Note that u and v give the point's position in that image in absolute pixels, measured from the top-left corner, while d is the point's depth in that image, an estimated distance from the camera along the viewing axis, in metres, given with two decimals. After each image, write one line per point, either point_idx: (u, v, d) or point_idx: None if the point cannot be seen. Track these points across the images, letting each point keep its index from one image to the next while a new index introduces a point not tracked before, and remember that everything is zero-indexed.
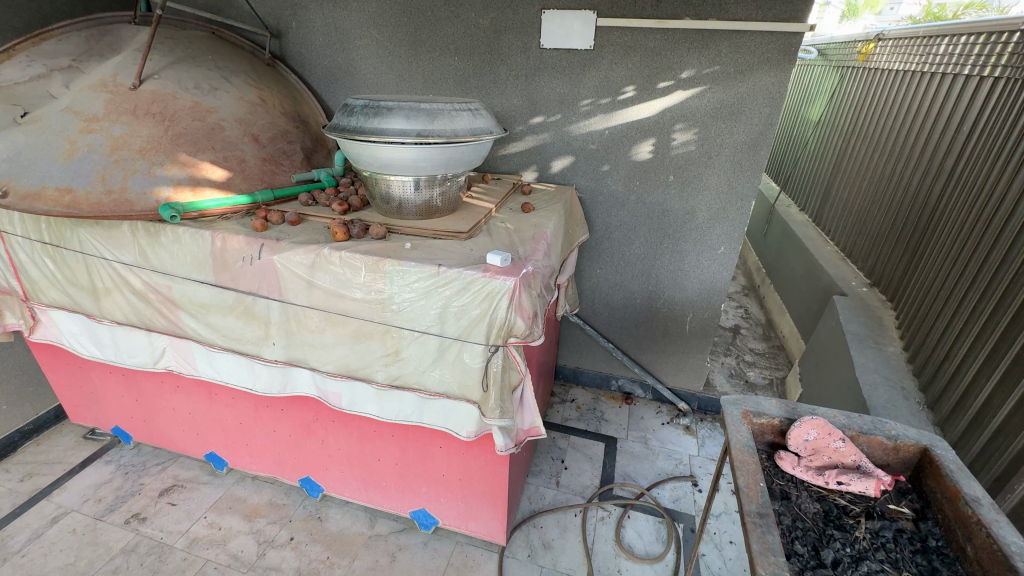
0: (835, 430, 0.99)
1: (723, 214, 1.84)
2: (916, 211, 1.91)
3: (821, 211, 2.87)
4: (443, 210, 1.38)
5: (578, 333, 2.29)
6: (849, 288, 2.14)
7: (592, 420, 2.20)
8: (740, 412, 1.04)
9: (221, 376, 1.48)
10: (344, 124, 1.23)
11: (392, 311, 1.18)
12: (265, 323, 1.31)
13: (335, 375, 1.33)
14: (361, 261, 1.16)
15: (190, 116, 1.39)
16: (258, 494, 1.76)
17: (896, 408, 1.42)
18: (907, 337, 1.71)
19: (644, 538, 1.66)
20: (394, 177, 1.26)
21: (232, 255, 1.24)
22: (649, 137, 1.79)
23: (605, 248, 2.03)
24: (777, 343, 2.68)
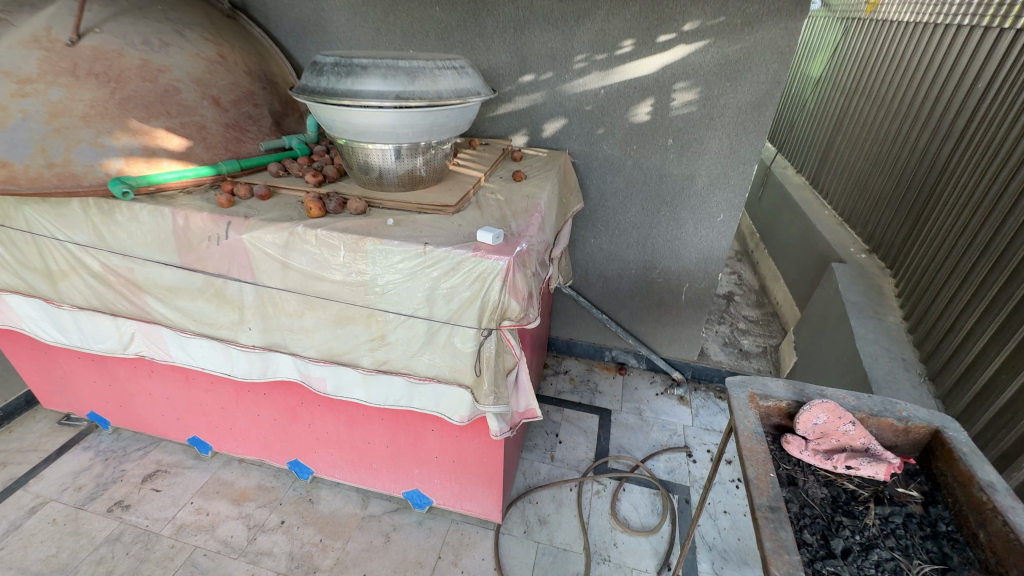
0: (846, 413, 0.95)
1: (724, 180, 1.75)
2: (922, 176, 1.83)
3: (819, 173, 2.78)
4: (428, 181, 1.27)
5: (571, 304, 2.22)
6: (848, 254, 2.09)
7: (586, 391, 2.17)
8: (747, 395, 0.99)
9: (196, 362, 1.39)
10: (314, 85, 1.10)
11: (375, 294, 1.09)
12: (239, 307, 1.22)
13: (318, 360, 1.25)
14: (339, 239, 1.06)
15: (140, 76, 1.24)
16: (245, 477, 1.71)
17: (896, 381, 1.39)
18: (908, 305, 1.67)
19: (639, 511, 1.66)
20: (372, 145, 1.14)
21: (196, 234, 1.13)
22: (648, 97, 1.67)
23: (600, 216, 1.94)
24: (770, 310, 2.65)
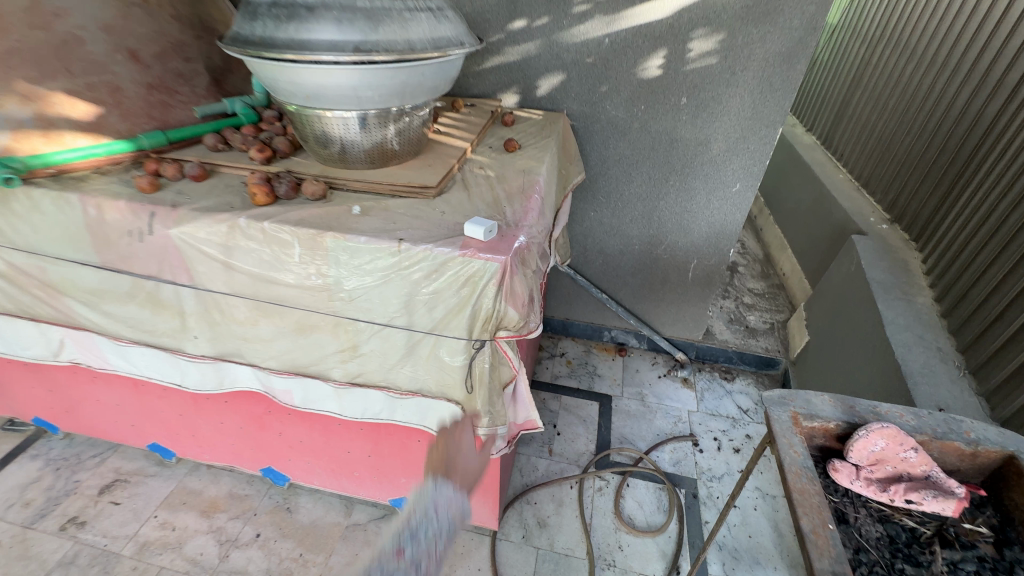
0: (907, 438, 0.80)
1: (742, 145, 1.54)
2: (959, 139, 1.62)
3: (831, 133, 2.56)
4: (403, 155, 1.04)
5: (567, 283, 2.05)
6: (868, 225, 1.92)
7: (584, 375, 2.03)
8: (789, 416, 0.84)
9: (141, 371, 1.19)
10: (248, 34, 0.86)
11: (342, 300, 0.89)
12: (179, 313, 1.01)
13: (280, 372, 1.06)
14: (292, 234, 0.85)
15: (27, 20, 0.92)
16: (215, 485, 1.56)
17: (933, 375, 1.26)
18: (942, 287, 1.51)
19: (645, 509, 1.55)
20: (330, 112, 0.91)
21: (114, 228, 0.91)
22: (660, 47, 1.43)
23: (601, 186, 1.73)
24: (777, 281, 2.50)
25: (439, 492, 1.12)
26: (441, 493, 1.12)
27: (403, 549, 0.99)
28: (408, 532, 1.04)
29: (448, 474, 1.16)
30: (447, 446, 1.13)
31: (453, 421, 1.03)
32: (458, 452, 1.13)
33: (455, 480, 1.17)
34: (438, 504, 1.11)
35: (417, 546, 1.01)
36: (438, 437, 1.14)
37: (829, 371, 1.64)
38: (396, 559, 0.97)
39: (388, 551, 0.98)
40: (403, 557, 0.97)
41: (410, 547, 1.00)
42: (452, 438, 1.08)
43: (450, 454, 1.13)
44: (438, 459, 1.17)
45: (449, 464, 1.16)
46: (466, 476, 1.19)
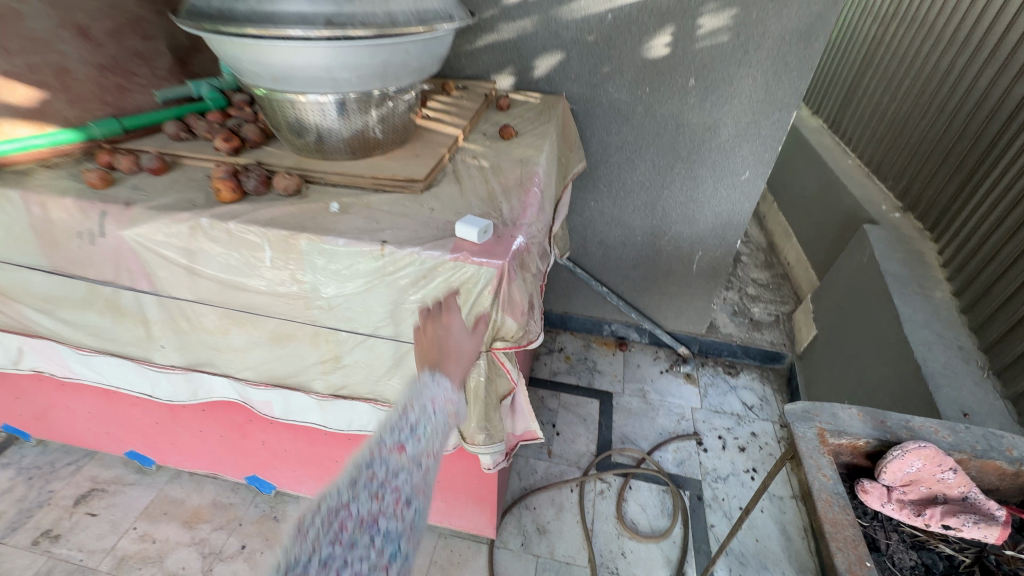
0: (946, 458, 0.73)
1: (753, 130, 1.45)
2: (979, 123, 1.52)
3: (839, 115, 2.45)
4: (388, 144, 0.94)
5: (566, 275, 1.96)
6: (880, 213, 1.84)
7: (584, 371, 1.96)
8: (815, 432, 0.77)
9: (108, 381, 1.10)
10: (205, 6, 0.75)
11: (320, 308, 0.80)
12: (143, 321, 0.92)
13: (257, 384, 0.98)
14: (261, 235, 0.75)
15: None
16: (198, 494, 1.48)
17: (956, 376, 1.19)
18: (961, 280, 1.43)
19: (648, 513, 1.49)
20: (303, 95, 0.81)
21: (62, 229, 0.81)
22: (667, 24, 1.32)
23: (602, 174, 1.63)
24: (781, 271, 2.42)
25: (435, 378, 0.66)
26: (440, 387, 0.66)
27: (403, 433, 0.59)
28: (402, 419, 0.61)
29: (444, 361, 0.69)
30: (435, 328, 0.72)
31: (435, 303, 0.75)
32: (452, 335, 0.72)
33: (452, 365, 0.70)
34: (433, 396, 0.64)
35: (420, 425, 0.61)
36: (420, 323, 0.73)
37: (840, 368, 1.57)
38: (393, 451, 0.57)
39: (374, 444, 0.57)
40: (409, 448, 0.58)
41: (406, 426, 0.60)
42: (440, 320, 0.73)
43: (441, 334, 0.71)
44: (426, 352, 0.70)
45: (442, 348, 0.71)
46: (464, 350, 0.72)
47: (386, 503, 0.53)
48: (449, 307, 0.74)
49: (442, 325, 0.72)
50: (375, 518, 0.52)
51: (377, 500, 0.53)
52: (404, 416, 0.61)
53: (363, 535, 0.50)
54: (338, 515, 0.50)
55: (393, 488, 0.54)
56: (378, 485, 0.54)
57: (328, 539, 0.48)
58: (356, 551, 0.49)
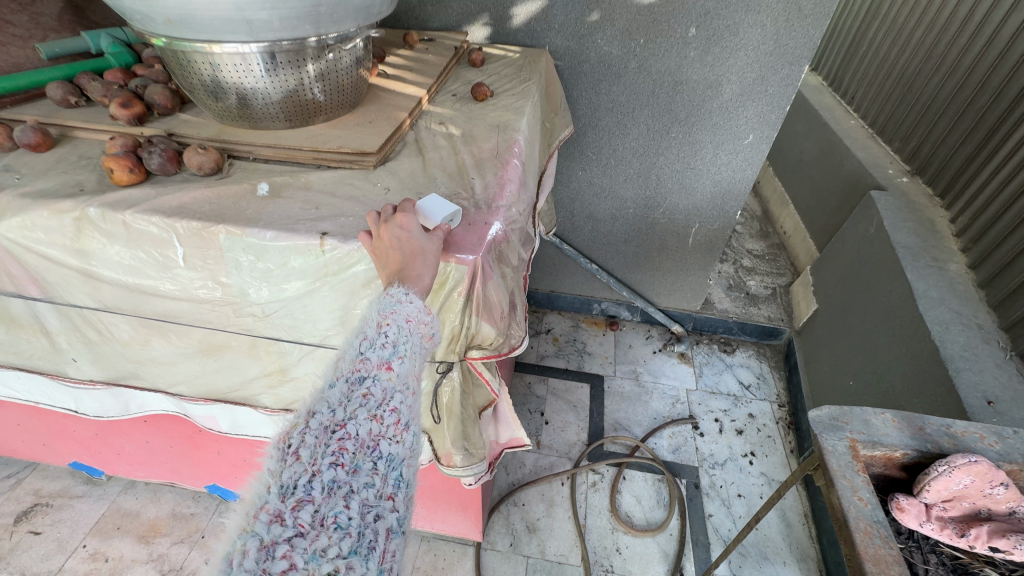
0: (998, 472, 0.63)
1: (759, 87, 1.29)
2: (1002, 76, 1.37)
3: (842, 71, 2.29)
4: (333, 108, 0.77)
5: (552, 252, 1.82)
6: (886, 178, 1.72)
7: (573, 354, 1.85)
8: (847, 444, 0.66)
9: (24, 396, 0.94)
10: None
11: (254, 316, 0.66)
12: (44, 332, 0.76)
13: (194, 399, 0.83)
14: (166, 228, 0.59)
15: None
16: (154, 505, 1.35)
17: (978, 358, 1.10)
18: (978, 251, 1.32)
19: (643, 504, 1.41)
20: (216, 45, 0.63)
21: None
22: None
23: (590, 140, 1.46)
24: (777, 241, 2.31)
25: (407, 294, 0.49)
26: (412, 303, 0.49)
27: (386, 349, 0.45)
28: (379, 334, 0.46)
29: (407, 269, 0.51)
30: (388, 231, 0.54)
31: (389, 207, 0.58)
32: (413, 237, 0.54)
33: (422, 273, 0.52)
34: (408, 315, 0.48)
35: (404, 341, 0.47)
36: (367, 233, 0.55)
37: (846, 346, 1.48)
38: (381, 368, 0.44)
39: (354, 361, 0.45)
40: (399, 365, 0.45)
41: (387, 341, 0.46)
42: (395, 222, 0.55)
43: (397, 237, 0.53)
44: (383, 262, 0.53)
45: (403, 254, 0.52)
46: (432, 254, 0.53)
47: (387, 424, 0.42)
48: (408, 208, 0.57)
49: (398, 226, 0.54)
50: (376, 441, 0.41)
51: (376, 421, 0.42)
52: (382, 331, 0.46)
53: (365, 460, 0.40)
54: (335, 434, 0.40)
55: (392, 409, 0.43)
56: (373, 405, 0.42)
57: (327, 461, 0.38)
58: (360, 477, 0.39)
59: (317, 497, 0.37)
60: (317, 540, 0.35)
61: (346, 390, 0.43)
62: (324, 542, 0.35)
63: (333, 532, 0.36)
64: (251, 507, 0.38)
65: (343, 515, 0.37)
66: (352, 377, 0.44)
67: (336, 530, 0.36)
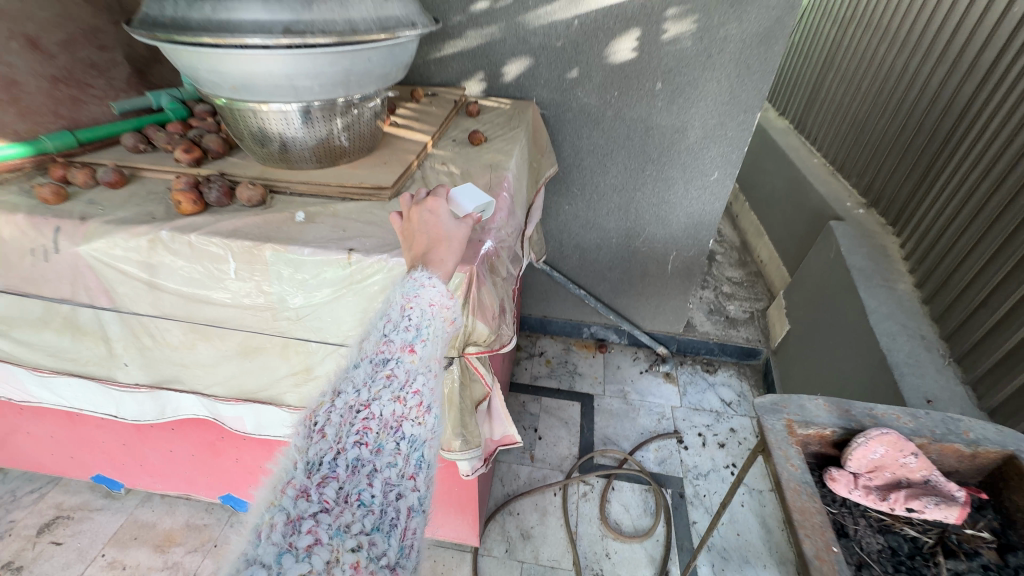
0: (907, 442, 0.75)
1: (719, 131, 1.48)
2: (934, 121, 1.57)
3: (804, 116, 2.53)
4: (354, 152, 0.94)
5: (543, 279, 1.97)
6: (844, 210, 1.90)
7: (565, 375, 1.96)
8: (782, 424, 0.78)
9: (70, 404, 1.06)
10: (159, 15, 0.73)
11: (288, 319, 0.79)
12: (103, 340, 0.89)
13: (227, 399, 0.95)
14: (225, 246, 0.73)
15: None
16: (170, 517, 1.43)
17: (920, 364, 1.23)
18: (921, 271, 1.48)
19: (631, 513, 1.50)
20: (265, 105, 0.80)
21: (13, 246, 0.78)
22: (632, 28, 1.34)
23: (575, 178, 1.64)
24: (754, 269, 2.48)
25: (430, 278, 0.62)
26: (435, 288, 0.61)
27: (410, 334, 0.57)
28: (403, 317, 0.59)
29: (430, 250, 0.65)
30: (419, 213, 0.67)
31: (425, 190, 0.71)
32: (438, 220, 0.66)
33: (446, 254, 0.65)
34: (430, 300, 0.60)
35: (426, 325, 0.59)
36: (400, 213, 0.69)
37: (813, 361, 1.61)
38: (405, 351, 0.56)
39: (380, 343, 0.57)
40: (420, 349, 0.57)
41: (410, 325, 0.58)
42: (426, 206, 0.67)
43: (425, 220, 0.66)
44: (413, 239, 0.67)
45: (429, 237, 0.66)
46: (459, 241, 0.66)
47: (409, 407, 0.53)
48: (439, 193, 0.70)
49: (428, 211, 0.67)
50: (400, 422, 0.52)
51: (399, 403, 0.53)
52: (406, 314, 0.58)
53: (387, 438, 0.51)
54: (359, 415, 0.51)
55: (415, 392, 0.54)
56: (397, 386, 0.54)
57: (351, 441, 0.49)
58: (383, 457, 0.50)
59: (341, 474, 0.47)
60: (341, 516, 0.44)
61: (371, 370, 0.54)
62: (349, 518, 0.45)
63: (357, 509, 0.45)
64: (279, 482, 0.48)
65: (366, 493, 0.46)
66: (377, 359, 0.55)
67: (359, 506, 0.46)
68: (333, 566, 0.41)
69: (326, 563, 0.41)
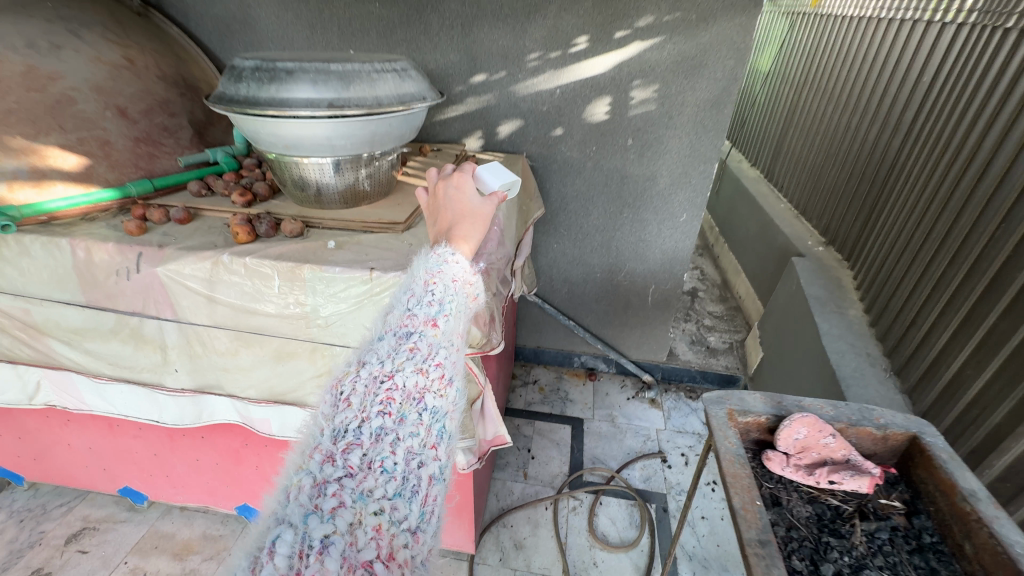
0: (825, 425, 0.91)
1: (685, 180, 1.71)
2: (874, 170, 1.80)
3: (772, 167, 2.81)
4: (374, 195, 1.15)
5: (536, 311, 2.16)
6: (806, 247, 2.11)
7: (557, 401, 2.10)
8: (725, 412, 0.94)
9: (118, 410, 1.22)
10: (232, 93, 0.96)
11: (318, 326, 0.97)
12: (161, 348, 1.07)
13: (259, 401, 1.11)
14: (272, 267, 0.93)
15: (23, 85, 1.01)
16: (188, 528, 1.54)
17: (864, 377, 1.39)
18: (868, 299, 1.67)
19: (618, 525, 1.61)
20: (307, 158, 1.01)
21: (101, 268, 0.98)
22: (605, 96, 1.60)
23: (562, 220, 1.87)
24: (734, 304, 2.67)
25: (453, 255, 0.70)
26: (458, 266, 0.69)
27: (433, 309, 0.63)
28: (427, 293, 0.65)
29: (456, 223, 0.77)
30: (445, 188, 0.83)
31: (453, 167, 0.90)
32: (461, 194, 0.82)
33: (469, 225, 0.78)
34: (453, 277, 0.67)
35: (446, 303, 0.65)
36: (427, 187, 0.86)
37: (781, 382, 1.76)
38: (428, 326, 0.62)
39: (403, 318, 0.62)
40: (442, 325, 0.63)
41: (433, 301, 0.64)
42: (451, 182, 0.83)
43: (450, 194, 0.82)
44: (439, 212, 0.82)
45: (454, 212, 0.80)
46: (481, 211, 0.80)
47: (431, 379, 0.58)
48: (466, 168, 0.88)
49: (453, 185, 0.83)
50: (422, 394, 0.57)
51: (422, 376, 0.58)
52: (429, 291, 0.65)
53: (409, 408, 0.56)
54: (384, 386, 0.55)
55: (436, 365, 0.59)
56: (419, 359, 0.58)
57: (376, 411, 0.54)
58: (406, 427, 0.54)
59: (365, 442, 0.52)
60: (365, 482, 0.50)
61: (395, 343, 0.59)
62: (372, 484, 0.50)
63: (380, 475, 0.51)
64: (306, 448, 0.54)
65: (388, 461, 0.52)
66: (401, 333, 0.60)
67: (382, 473, 0.51)
68: (356, 528, 0.47)
69: (349, 525, 0.47)
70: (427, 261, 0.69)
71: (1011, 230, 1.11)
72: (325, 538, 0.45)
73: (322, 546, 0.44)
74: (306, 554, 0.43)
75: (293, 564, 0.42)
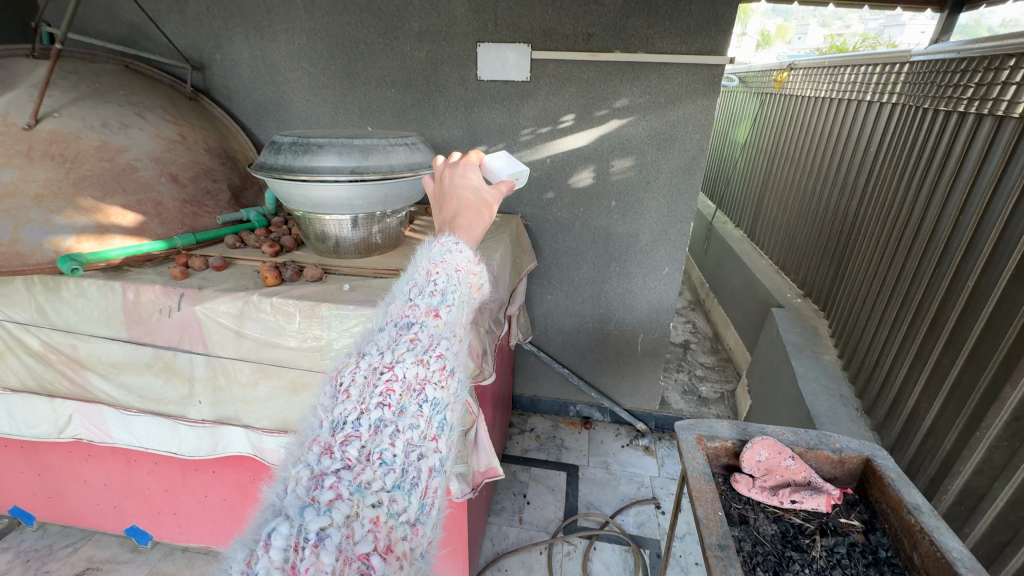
0: (785, 447, 1.00)
1: (664, 237, 1.89)
2: (837, 227, 1.98)
3: (754, 226, 3.01)
4: (384, 247, 1.33)
5: (533, 360, 2.27)
6: (785, 299, 2.25)
7: (553, 448, 2.15)
8: (694, 437, 1.03)
9: (140, 442, 1.32)
10: (272, 162, 1.15)
11: (331, 357, 1.10)
12: (189, 380, 1.19)
13: (271, 432, 1.22)
14: (295, 306, 1.08)
15: (97, 156, 1.22)
16: (189, 569, 1.58)
17: (836, 416, 1.47)
18: (841, 344, 1.78)
19: (612, 570, 1.62)
20: (329, 216, 1.20)
21: (147, 307, 1.13)
22: (589, 164, 1.82)
23: (554, 273, 2.03)
24: (725, 356, 2.77)
25: (456, 246, 0.82)
26: (462, 255, 0.82)
27: (434, 300, 0.74)
28: (431, 282, 0.76)
29: (461, 214, 0.88)
30: (451, 177, 0.93)
31: (457, 156, 1.01)
32: (467, 181, 0.92)
33: (472, 215, 0.89)
34: (457, 266, 0.80)
35: (448, 294, 0.76)
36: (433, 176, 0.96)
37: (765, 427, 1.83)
38: (431, 316, 0.72)
39: (405, 308, 0.72)
40: (446, 315, 0.74)
41: (436, 291, 0.75)
42: (457, 171, 0.93)
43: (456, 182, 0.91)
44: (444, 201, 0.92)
45: (460, 202, 0.90)
46: (483, 200, 0.91)
47: (432, 370, 0.68)
48: (471, 158, 0.99)
49: (459, 173, 0.93)
50: (422, 385, 0.66)
51: (422, 365, 0.67)
52: (432, 278, 0.75)
53: (409, 399, 0.64)
54: (384, 376, 0.64)
55: (439, 356, 0.69)
56: (419, 350, 0.68)
57: (375, 403, 0.62)
58: (406, 419, 0.63)
59: (364, 434, 0.60)
60: (362, 475, 0.58)
61: (396, 334, 0.69)
62: (371, 475, 0.59)
63: (379, 467, 0.59)
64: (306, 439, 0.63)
65: (388, 453, 0.61)
66: (402, 325, 0.71)
67: (381, 464, 0.60)
68: (353, 520, 0.55)
69: (346, 517, 0.54)
70: (433, 250, 0.80)
71: (942, 275, 1.26)
72: (321, 530, 0.51)
73: (317, 539, 0.50)
74: (301, 546, 0.49)
75: (289, 557, 0.49)
